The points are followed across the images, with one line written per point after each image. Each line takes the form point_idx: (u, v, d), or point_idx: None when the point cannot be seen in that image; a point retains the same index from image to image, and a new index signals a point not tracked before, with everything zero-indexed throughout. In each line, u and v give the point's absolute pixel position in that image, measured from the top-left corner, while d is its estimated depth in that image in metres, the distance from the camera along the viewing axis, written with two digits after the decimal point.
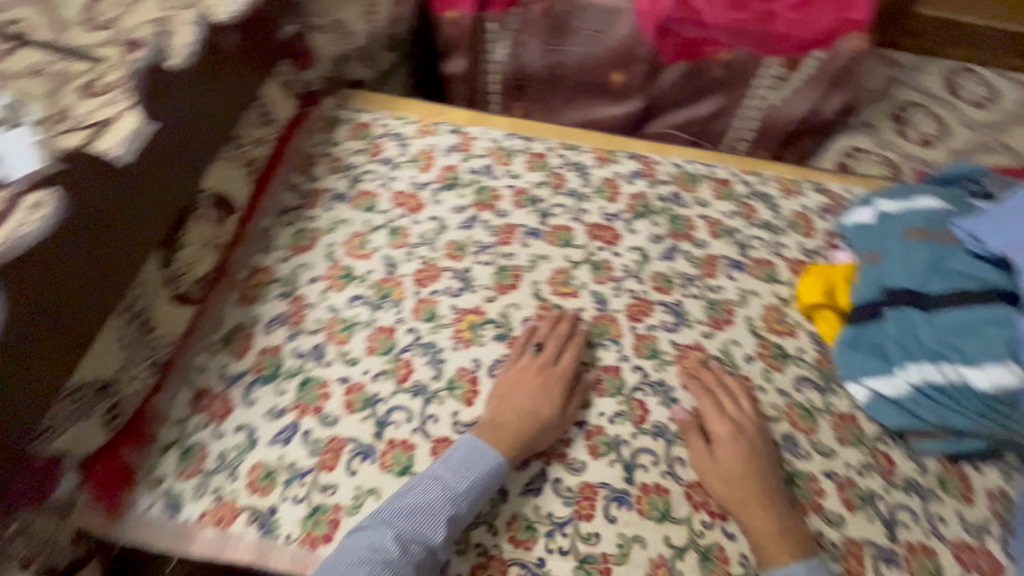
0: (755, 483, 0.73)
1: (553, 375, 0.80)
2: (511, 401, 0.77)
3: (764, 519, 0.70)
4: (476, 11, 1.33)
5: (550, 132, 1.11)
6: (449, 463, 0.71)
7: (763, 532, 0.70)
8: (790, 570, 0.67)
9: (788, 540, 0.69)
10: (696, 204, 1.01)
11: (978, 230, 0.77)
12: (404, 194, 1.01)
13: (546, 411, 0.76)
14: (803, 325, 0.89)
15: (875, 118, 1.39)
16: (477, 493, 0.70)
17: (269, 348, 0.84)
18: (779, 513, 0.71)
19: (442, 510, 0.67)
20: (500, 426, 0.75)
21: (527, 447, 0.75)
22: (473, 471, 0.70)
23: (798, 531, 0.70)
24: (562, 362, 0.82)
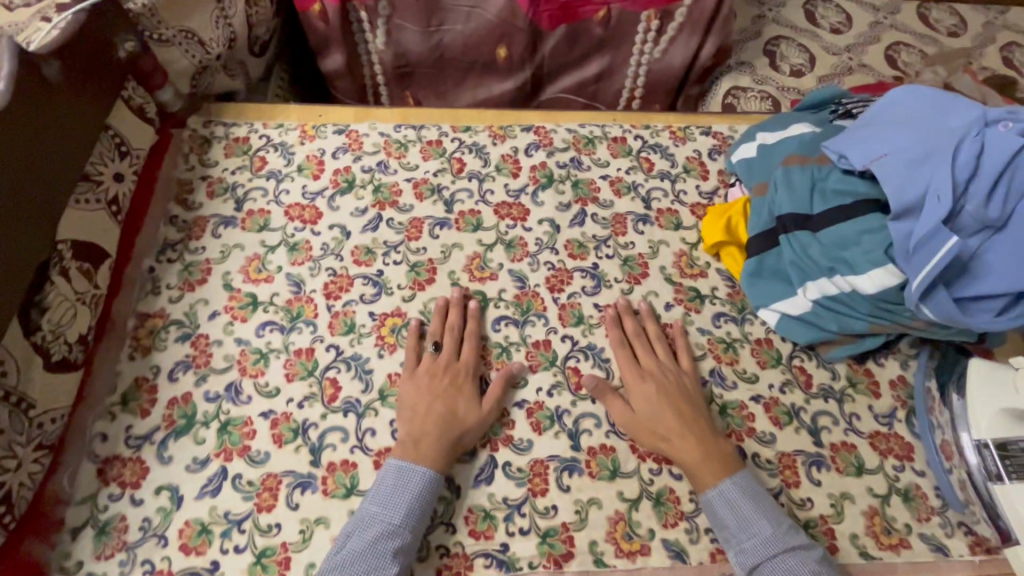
0: (676, 423, 0.75)
1: (457, 370, 0.79)
2: (422, 409, 0.75)
3: (691, 450, 0.73)
4: (341, 3, 1.26)
5: (440, 117, 1.07)
6: (378, 496, 0.68)
7: (692, 462, 0.73)
8: (720, 490, 0.70)
9: (712, 462, 0.72)
10: (596, 166, 1.02)
11: (844, 146, 0.81)
12: (298, 206, 0.95)
13: (461, 408, 0.76)
14: (713, 265, 0.93)
15: (750, 56, 1.45)
16: (415, 515, 0.67)
17: (178, 398, 0.78)
18: (703, 440, 0.74)
19: (386, 548, 0.64)
20: (419, 439, 0.73)
21: (451, 452, 0.73)
22: (402, 496, 0.68)
23: (721, 451, 0.73)
24: (462, 356, 0.81)
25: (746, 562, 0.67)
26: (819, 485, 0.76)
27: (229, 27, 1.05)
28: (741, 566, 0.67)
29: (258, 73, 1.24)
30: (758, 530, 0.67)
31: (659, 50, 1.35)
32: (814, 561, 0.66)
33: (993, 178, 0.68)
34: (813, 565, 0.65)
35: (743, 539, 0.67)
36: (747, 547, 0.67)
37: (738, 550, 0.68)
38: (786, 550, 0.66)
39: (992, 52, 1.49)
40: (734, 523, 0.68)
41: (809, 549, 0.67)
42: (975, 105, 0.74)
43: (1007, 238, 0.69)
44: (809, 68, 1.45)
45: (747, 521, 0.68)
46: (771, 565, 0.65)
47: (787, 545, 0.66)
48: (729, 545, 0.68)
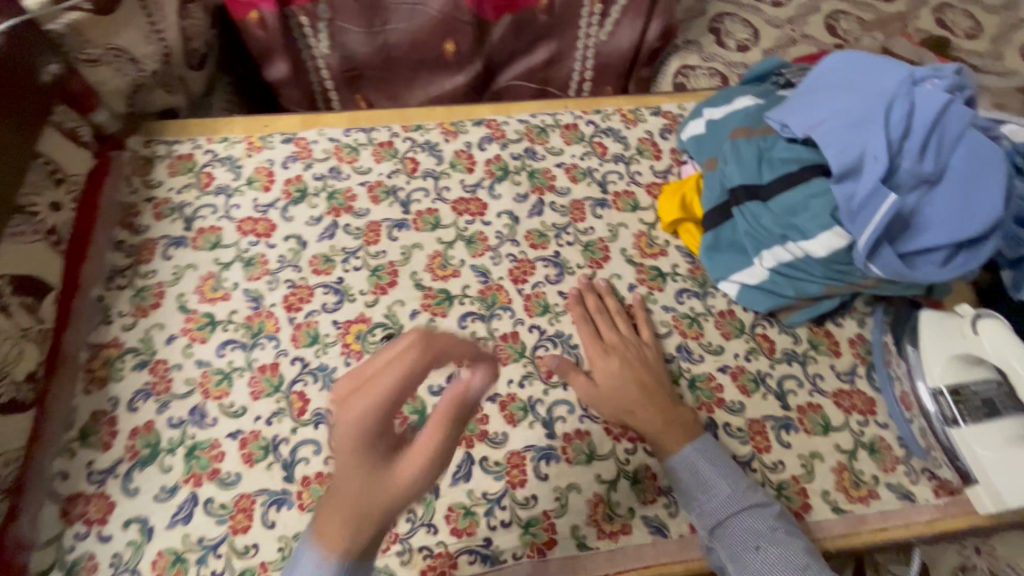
0: (636, 392, 0.76)
1: (399, 398, 0.39)
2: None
3: (650, 418, 0.74)
4: (279, 9, 1.23)
5: (391, 118, 1.06)
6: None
7: (652, 429, 0.74)
8: (682, 455, 0.71)
9: (675, 429, 0.73)
10: (551, 154, 1.03)
11: (785, 115, 0.82)
12: (250, 220, 0.93)
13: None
14: (672, 243, 0.95)
15: (696, 35, 1.48)
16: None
17: (140, 427, 0.75)
18: (661, 408, 0.75)
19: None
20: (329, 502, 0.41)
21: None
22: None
23: (681, 418, 0.75)
24: (403, 357, 0.40)
25: (708, 522, 0.67)
26: (789, 447, 0.78)
27: (164, 42, 1.01)
28: (704, 527, 0.68)
29: (200, 88, 1.21)
30: (718, 490, 0.68)
31: (605, 33, 1.36)
32: (773, 518, 0.66)
33: (924, 135, 0.71)
34: (770, 521, 0.65)
35: (705, 500, 0.68)
36: (708, 507, 0.68)
37: (700, 512, 0.68)
38: (744, 509, 0.66)
39: (927, 14, 1.53)
40: (695, 485, 0.69)
41: (766, 506, 0.67)
42: (902, 66, 0.77)
43: (943, 192, 0.71)
44: (753, 43, 1.47)
45: (707, 482, 0.69)
46: (731, 523, 0.66)
47: (745, 503, 0.67)
48: (692, 508, 0.69)
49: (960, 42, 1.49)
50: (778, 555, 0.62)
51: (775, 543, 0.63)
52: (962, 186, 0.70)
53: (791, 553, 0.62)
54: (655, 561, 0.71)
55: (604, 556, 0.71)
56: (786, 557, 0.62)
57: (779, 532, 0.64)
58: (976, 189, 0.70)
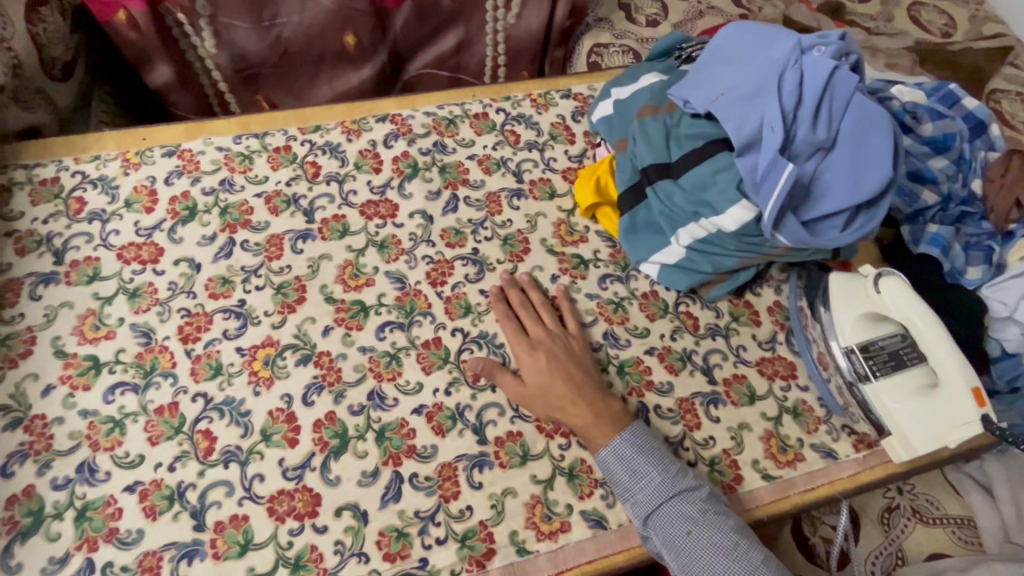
0: (563, 387, 0.74)
1: None
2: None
3: (579, 412, 0.73)
4: (149, 7, 1.10)
5: (286, 119, 0.98)
6: None
7: (581, 423, 0.72)
8: (613, 447, 0.70)
9: (604, 421, 0.72)
10: (462, 147, 0.98)
11: (686, 91, 0.82)
12: (133, 246, 0.84)
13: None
14: (591, 229, 0.94)
15: (606, 12, 1.46)
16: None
17: (17, 495, 0.67)
18: (589, 401, 0.74)
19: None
20: None
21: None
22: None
23: (610, 408, 0.74)
24: None
25: (641, 513, 0.67)
26: (718, 421, 0.79)
27: (9, 52, 0.90)
28: (637, 517, 0.67)
29: (68, 101, 1.08)
30: (648, 479, 0.68)
31: (513, 15, 1.32)
32: (703, 499, 0.66)
33: (815, 103, 0.71)
34: (700, 504, 0.66)
35: (636, 491, 0.68)
36: (640, 497, 0.68)
37: (633, 502, 0.68)
38: (675, 495, 0.66)
39: None
40: (626, 475, 0.69)
41: (696, 488, 0.67)
42: (791, 35, 0.77)
43: (838, 158, 0.72)
44: (662, 17, 1.47)
45: (638, 472, 0.68)
46: (662, 511, 0.66)
47: (675, 489, 0.67)
48: (625, 499, 0.69)
49: (854, 6, 1.54)
50: (708, 539, 0.63)
51: (705, 526, 0.64)
52: (854, 151, 0.72)
53: (720, 536, 0.63)
54: (597, 554, 0.70)
55: (546, 558, 0.69)
56: (715, 540, 0.63)
57: (709, 513, 0.65)
58: (867, 153, 0.72)
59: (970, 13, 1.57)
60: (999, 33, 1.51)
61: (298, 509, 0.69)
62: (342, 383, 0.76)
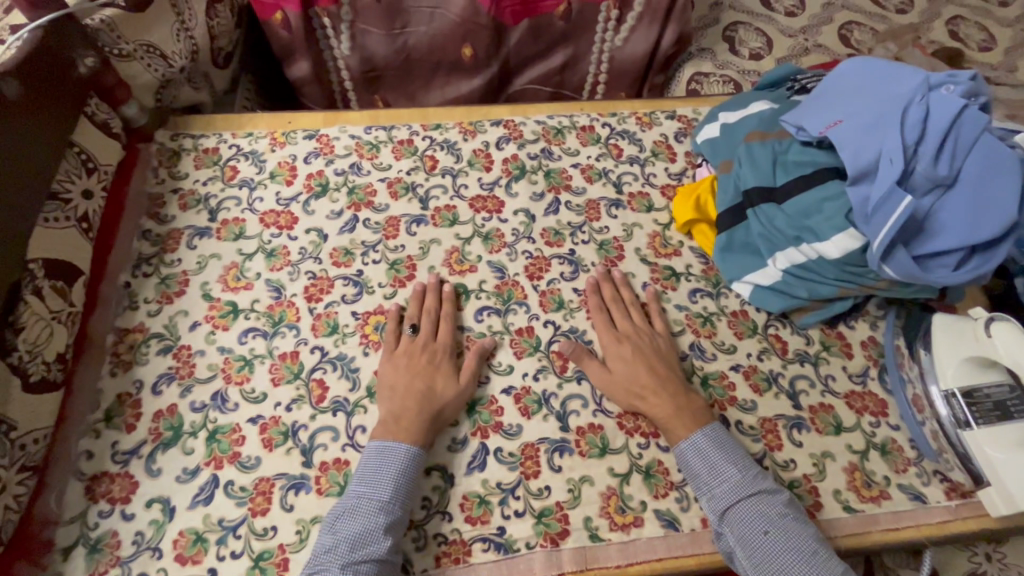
0: (647, 380, 0.78)
1: (435, 349, 0.81)
2: (402, 387, 0.77)
3: (662, 406, 0.76)
4: (303, 9, 1.25)
5: (410, 116, 1.08)
6: (364, 476, 0.70)
7: (664, 417, 0.76)
8: (692, 441, 0.73)
9: (685, 417, 0.75)
10: (567, 155, 1.04)
11: (800, 119, 0.84)
12: (273, 213, 0.95)
13: (439, 384, 0.78)
14: (686, 244, 0.96)
15: (710, 43, 1.51)
16: (402, 486, 0.69)
17: (163, 410, 0.77)
18: (672, 397, 0.77)
19: (374, 524, 0.66)
20: (399, 416, 0.74)
21: (433, 423, 0.75)
22: (387, 471, 0.70)
23: (693, 406, 0.76)
24: (439, 336, 0.83)
25: (717, 507, 0.69)
26: (801, 446, 0.79)
27: (191, 39, 1.03)
28: (713, 511, 0.69)
29: (224, 85, 1.23)
30: (727, 475, 0.70)
31: (620, 38, 1.39)
32: (781, 503, 0.67)
33: (939, 139, 0.72)
34: (779, 507, 0.67)
35: (714, 486, 0.70)
36: (717, 492, 0.69)
37: (710, 497, 0.70)
38: (753, 494, 0.68)
39: (939, 26, 1.55)
40: (704, 470, 0.71)
41: (776, 492, 0.69)
42: (918, 72, 0.78)
43: (957, 195, 0.72)
44: (766, 51, 1.50)
45: (717, 467, 0.71)
46: (740, 508, 0.67)
47: (754, 489, 0.68)
48: (702, 493, 0.71)
49: (973, 53, 1.51)
50: (785, 541, 0.64)
51: (784, 529, 0.65)
52: (976, 189, 0.71)
53: (799, 540, 0.64)
54: (667, 554, 0.72)
55: (617, 548, 0.71)
56: (795, 543, 0.64)
57: (787, 517, 0.66)
58: (991, 192, 0.71)
59: None
60: None
61: None
62: None
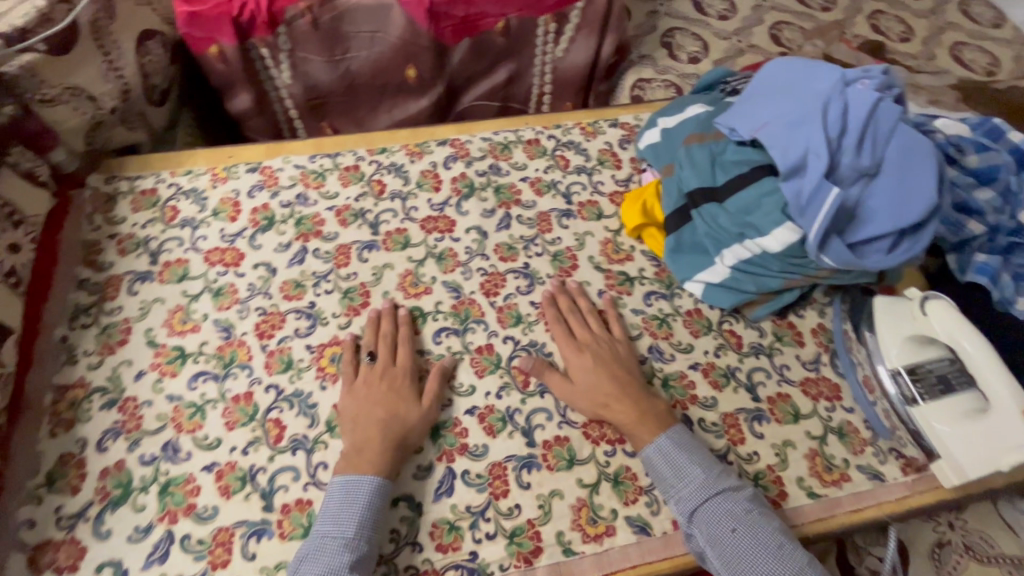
0: (608, 387, 0.78)
1: (395, 374, 0.80)
2: (363, 417, 0.75)
3: (624, 412, 0.76)
4: (239, 41, 1.23)
5: (355, 141, 1.07)
6: (329, 515, 0.68)
7: (627, 422, 0.76)
8: (656, 446, 0.74)
9: (648, 422, 0.75)
10: (515, 169, 1.05)
11: (732, 120, 0.86)
12: (218, 250, 0.93)
13: (402, 410, 0.76)
14: (637, 248, 0.98)
15: (649, 49, 1.55)
16: (368, 522, 0.67)
17: (110, 467, 0.74)
18: (634, 401, 0.77)
19: (340, 563, 0.63)
20: (361, 447, 0.73)
21: (397, 452, 0.73)
22: (352, 506, 0.68)
23: (654, 409, 0.77)
24: (398, 361, 0.82)
25: (685, 509, 0.69)
26: (762, 437, 0.80)
27: (121, 79, 1.01)
28: (682, 513, 0.70)
29: (161, 123, 1.20)
30: (693, 476, 0.71)
31: (561, 50, 1.42)
32: (745, 500, 0.69)
33: (859, 133, 0.75)
34: (744, 504, 0.68)
35: (681, 487, 0.71)
36: (684, 494, 0.70)
37: (678, 499, 0.70)
38: (719, 493, 0.69)
39: (861, 21, 1.64)
40: (670, 473, 0.72)
41: (740, 489, 0.70)
42: (835, 69, 0.81)
43: (882, 184, 0.76)
44: (703, 55, 1.55)
45: (683, 469, 0.71)
46: (708, 508, 0.68)
47: (719, 488, 0.69)
48: (670, 496, 0.71)
49: (895, 45, 1.59)
50: (753, 538, 0.65)
51: (750, 526, 0.66)
52: (897, 177, 0.75)
53: (765, 535, 0.65)
54: (641, 560, 0.72)
55: (591, 560, 0.71)
56: (762, 539, 0.65)
57: (753, 514, 0.67)
58: (911, 179, 0.75)
59: (1013, 53, 1.60)
60: None
61: None
62: None
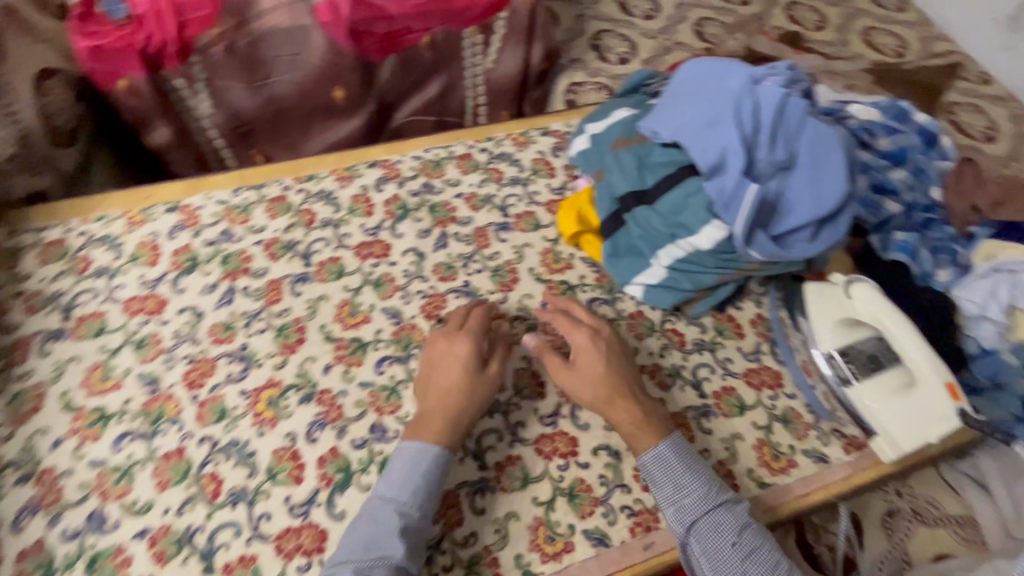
0: (616, 384, 0.76)
1: (463, 340, 0.78)
2: (429, 388, 0.75)
3: (628, 412, 0.74)
4: (149, 73, 1.17)
5: (281, 170, 1.03)
6: (388, 478, 0.68)
7: (631, 423, 0.74)
8: (656, 450, 0.72)
9: (649, 427, 0.74)
10: (449, 186, 1.04)
11: (654, 123, 0.87)
12: (137, 299, 0.87)
13: (463, 381, 0.74)
14: (576, 255, 0.98)
15: (579, 53, 1.57)
16: (421, 493, 0.67)
17: (28, 548, 0.68)
18: (639, 402, 0.75)
19: (391, 527, 0.64)
20: (427, 415, 0.73)
21: (455, 424, 0.72)
22: (412, 474, 0.68)
23: (657, 415, 0.75)
24: (466, 327, 0.80)
25: (684, 520, 0.68)
26: (711, 433, 0.81)
27: (16, 122, 1.02)
28: (680, 523, 0.69)
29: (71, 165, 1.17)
30: (694, 488, 0.70)
31: (491, 60, 1.41)
32: (744, 514, 0.69)
33: (770, 129, 0.77)
34: (743, 518, 0.68)
35: (681, 499, 0.70)
36: (686, 503, 0.69)
37: (677, 509, 0.70)
38: (719, 507, 0.69)
39: (778, 13, 1.70)
40: (671, 483, 0.71)
41: (738, 503, 0.70)
42: (744, 67, 0.83)
43: (798, 176, 0.78)
44: (632, 55, 1.58)
45: (683, 481, 0.70)
46: (707, 520, 0.68)
47: (720, 501, 0.69)
48: (667, 505, 0.70)
49: (811, 34, 1.66)
50: (753, 554, 0.65)
51: (750, 541, 0.66)
52: (811, 168, 0.78)
53: (764, 552, 0.66)
54: (601, 572, 0.71)
55: None
56: (761, 554, 0.65)
57: (752, 528, 0.68)
58: (824, 169, 0.77)
59: (919, 35, 1.69)
60: (948, 52, 1.64)
61: (305, 546, 0.70)
62: (344, 419, 0.79)
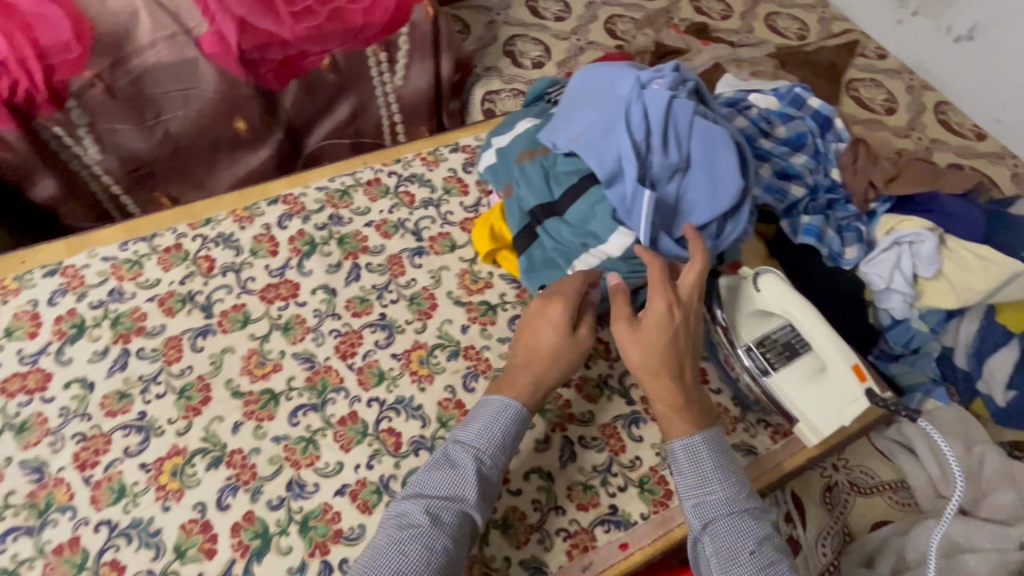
0: (670, 360, 0.70)
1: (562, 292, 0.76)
2: (526, 344, 0.75)
3: (671, 392, 0.69)
4: (20, 125, 1.07)
5: (174, 217, 0.97)
6: (472, 427, 0.69)
7: (667, 404, 0.70)
8: (688, 441, 0.68)
9: (687, 415, 0.69)
10: (358, 216, 1.00)
11: (553, 134, 0.85)
12: (16, 377, 0.80)
13: (553, 341, 0.73)
14: (495, 273, 0.96)
15: (493, 60, 1.54)
16: (501, 447, 0.68)
17: None
18: (685, 386, 0.70)
19: (467, 472, 0.65)
20: (516, 372, 0.73)
21: (538, 388, 0.72)
22: (494, 428, 0.68)
23: (700, 406, 0.71)
24: (569, 280, 0.78)
25: (704, 516, 0.64)
26: (642, 440, 0.81)
27: None
28: (697, 517, 0.65)
29: None
30: (722, 487, 0.65)
31: (400, 77, 1.37)
32: (766, 526, 0.65)
33: (661, 132, 0.77)
34: (765, 530, 0.64)
35: (706, 495, 0.65)
36: (709, 500, 0.65)
37: (698, 503, 0.65)
38: (744, 513, 0.64)
39: (685, 5, 1.73)
40: (697, 477, 0.66)
41: (763, 514, 0.66)
42: (631, 72, 0.84)
43: (694, 177, 0.79)
44: (546, 58, 1.57)
45: (710, 479, 0.66)
46: (728, 523, 0.64)
47: (746, 507, 0.65)
48: (689, 497, 0.66)
49: (718, 23, 1.70)
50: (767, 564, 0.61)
51: (768, 551, 0.62)
52: (706, 168, 0.78)
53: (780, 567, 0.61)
54: None
55: None
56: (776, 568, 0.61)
57: (772, 541, 0.63)
58: (718, 168, 0.78)
59: (818, 16, 1.75)
60: (847, 30, 1.71)
61: None
62: (257, 480, 0.74)
